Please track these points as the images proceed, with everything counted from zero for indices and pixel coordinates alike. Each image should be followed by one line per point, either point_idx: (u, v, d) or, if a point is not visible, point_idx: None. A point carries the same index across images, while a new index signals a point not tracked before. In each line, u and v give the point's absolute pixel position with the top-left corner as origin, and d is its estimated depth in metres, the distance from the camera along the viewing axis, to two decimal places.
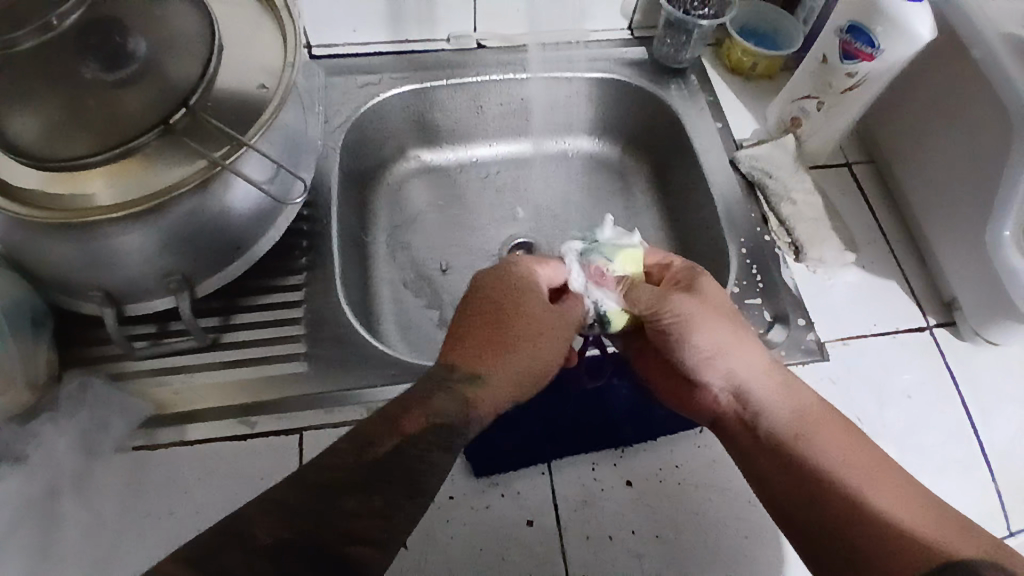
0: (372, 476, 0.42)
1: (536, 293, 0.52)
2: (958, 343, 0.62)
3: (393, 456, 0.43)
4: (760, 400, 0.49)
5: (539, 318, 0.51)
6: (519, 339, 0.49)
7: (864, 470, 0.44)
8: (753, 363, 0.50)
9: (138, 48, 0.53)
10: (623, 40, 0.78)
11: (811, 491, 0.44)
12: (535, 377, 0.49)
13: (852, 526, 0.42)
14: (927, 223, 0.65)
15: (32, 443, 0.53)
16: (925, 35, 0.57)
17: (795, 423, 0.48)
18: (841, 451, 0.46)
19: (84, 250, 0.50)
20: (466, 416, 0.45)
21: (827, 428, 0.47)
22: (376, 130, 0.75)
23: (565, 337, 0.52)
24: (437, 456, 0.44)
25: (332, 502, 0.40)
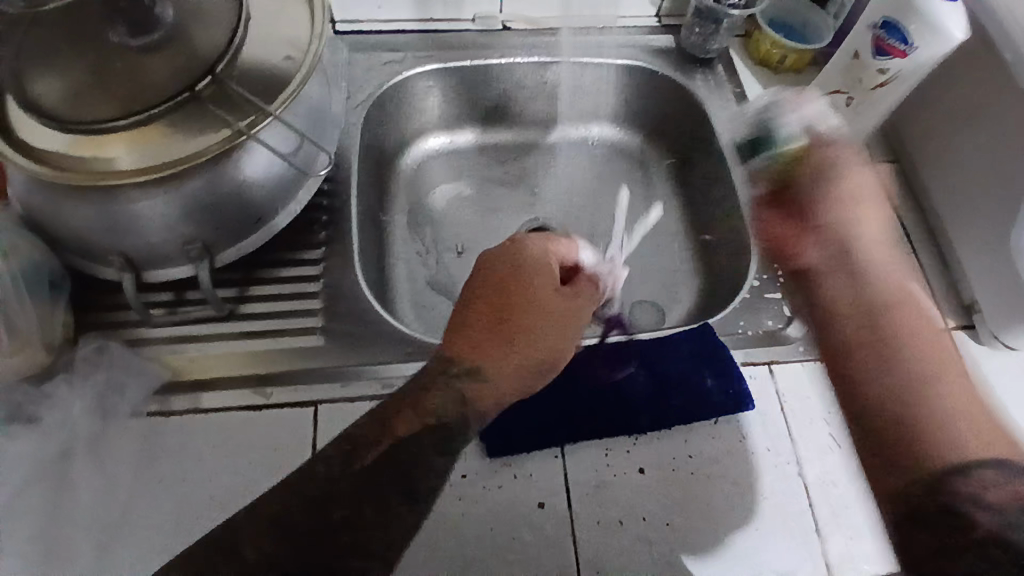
0: (366, 483, 0.44)
1: (546, 281, 0.50)
2: (977, 346, 0.61)
3: (386, 462, 0.45)
4: (867, 256, 0.48)
5: (546, 308, 0.49)
6: (521, 331, 0.48)
7: (936, 345, 0.43)
8: (876, 234, 0.50)
9: (166, 13, 0.53)
10: (651, 27, 0.77)
11: (860, 304, 0.45)
12: (535, 376, 0.49)
13: (877, 357, 0.43)
14: (951, 224, 0.64)
15: (46, 404, 0.53)
16: (958, 36, 0.56)
17: (898, 293, 0.45)
18: (925, 330, 0.43)
19: (105, 212, 0.50)
20: (462, 415, 0.47)
21: (925, 311, 0.44)
22: (398, 109, 0.74)
23: (573, 328, 0.50)
24: (432, 460, 0.46)
25: (323, 512, 0.43)
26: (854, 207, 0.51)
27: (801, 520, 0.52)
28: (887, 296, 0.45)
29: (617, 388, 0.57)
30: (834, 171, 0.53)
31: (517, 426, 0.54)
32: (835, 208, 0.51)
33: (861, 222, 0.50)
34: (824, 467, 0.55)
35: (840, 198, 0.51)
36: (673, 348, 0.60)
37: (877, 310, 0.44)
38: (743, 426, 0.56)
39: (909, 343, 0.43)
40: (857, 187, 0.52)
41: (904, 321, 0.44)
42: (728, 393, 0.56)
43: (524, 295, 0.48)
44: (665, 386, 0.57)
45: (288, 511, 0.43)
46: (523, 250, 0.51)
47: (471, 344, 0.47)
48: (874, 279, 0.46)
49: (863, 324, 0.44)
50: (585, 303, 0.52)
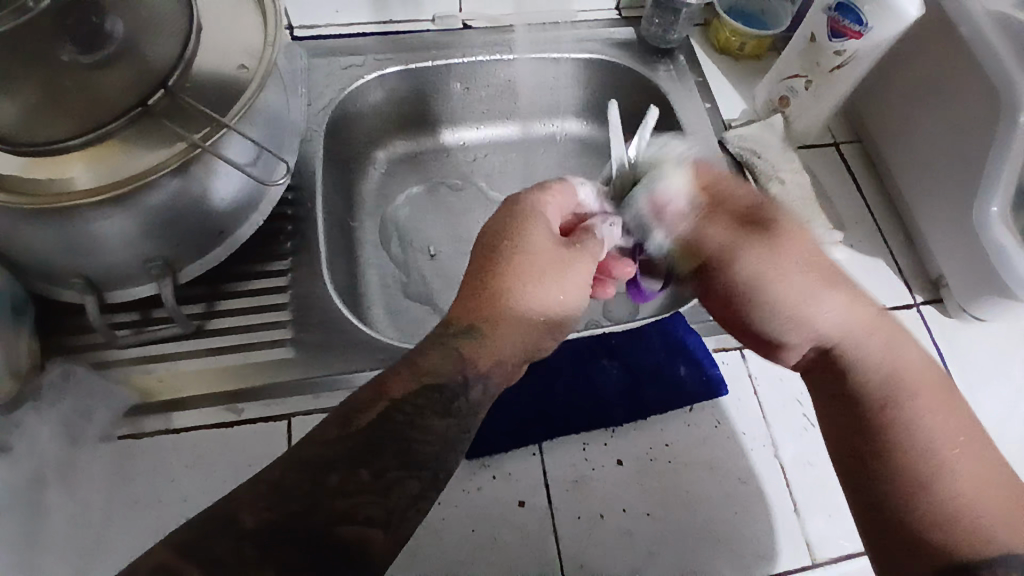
0: (362, 446, 0.39)
1: (542, 233, 0.49)
2: (945, 319, 0.62)
3: (383, 425, 0.40)
4: (856, 353, 0.45)
5: (541, 257, 0.47)
6: (521, 277, 0.46)
7: (954, 435, 0.41)
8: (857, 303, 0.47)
9: (117, 29, 0.52)
10: (611, 21, 0.77)
11: (875, 427, 0.43)
12: (539, 329, 0.46)
13: (900, 480, 0.40)
14: (914, 201, 0.65)
15: (16, 432, 0.52)
16: (912, 12, 0.56)
17: (894, 376, 0.44)
18: (935, 423, 0.42)
19: (62, 234, 0.49)
20: (464, 374, 0.43)
21: (933, 398, 0.43)
22: (361, 114, 0.74)
23: (574, 271, 0.49)
24: (432, 422, 0.41)
25: (318, 479, 0.37)
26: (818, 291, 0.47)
27: (779, 501, 0.53)
28: (893, 393, 0.43)
29: (590, 381, 0.57)
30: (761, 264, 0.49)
31: (493, 426, 0.54)
32: (793, 311, 0.47)
33: (833, 309, 0.46)
34: (800, 447, 0.55)
35: (802, 297, 0.47)
36: (645, 338, 0.60)
37: (886, 420, 0.42)
38: (717, 412, 0.56)
39: (932, 451, 0.41)
40: (806, 266, 0.48)
41: (916, 422, 0.42)
42: (699, 379, 0.57)
43: (518, 241, 0.48)
44: (638, 377, 0.57)
45: (277, 478, 0.37)
46: (520, 209, 0.50)
47: (473, 300, 0.45)
48: (871, 376, 0.44)
49: (880, 451, 0.42)
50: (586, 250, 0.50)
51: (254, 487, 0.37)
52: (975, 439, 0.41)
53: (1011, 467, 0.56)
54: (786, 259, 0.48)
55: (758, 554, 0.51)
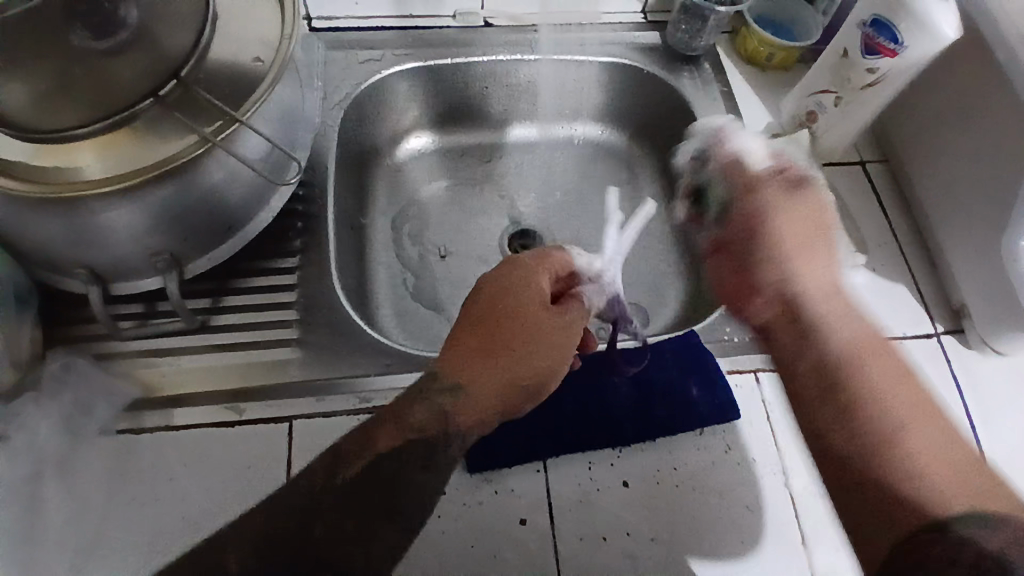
0: (350, 496, 0.42)
1: (538, 297, 0.48)
2: (966, 351, 0.60)
3: (368, 478, 0.42)
4: (813, 312, 0.43)
5: (539, 323, 0.47)
6: (518, 342, 0.45)
7: (914, 405, 0.39)
8: (824, 272, 0.45)
9: (130, 16, 0.51)
10: (636, 24, 0.75)
11: (834, 369, 0.41)
12: (522, 393, 0.46)
13: (856, 429, 0.38)
14: (940, 227, 0.63)
15: (14, 423, 0.51)
16: (950, 34, 0.54)
17: (855, 342, 0.41)
18: (894, 383, 0.39)
19: (68, 225, 0.48)
20: (446, 431, 0.44)
21: (889, 366, 0.40)
22: (377, 109, 0.72)
23: (566, 346, 0.48)
24: (415, 477, 0.43)
25: (303, 528, 0.41)
26: (795, 247, 0.46)
27: (787, 531, 0.52)
28: (853, 352, 0.41)
29: (601, 397, 0.56)
30: (766, 208, 0.49)
31: (499, 439, 0.53)
32: (768, 255, 0.47)
33: (817, 276, 0.45)
34: (813, 476, 0.54)
35: (784, 247, 0.46)
36: (658, 354, 0.59)
37: (847, 376, 0.40)
38: (728, 437, 0.55)
39: (891, 415, 0.38)
40: (795, 213, 0.48)
41: (873, 383, 0.39)
42: (712, 402, 0.55)
43: (518, 305, 0.46)
44: (649, 395, 0.56)
45: (267, 527, 0.41)
46: (518, 265, 0.50)
47: (458, 353, 0.45)
48: (835, 342, 0.42)
49: (843, 397, 0.40)
50: (576, 321, 0.49)
51: (246, 532, 0.41)
52: (932, 411, 0.39)
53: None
54: (783, 207, 0.48)
55: None
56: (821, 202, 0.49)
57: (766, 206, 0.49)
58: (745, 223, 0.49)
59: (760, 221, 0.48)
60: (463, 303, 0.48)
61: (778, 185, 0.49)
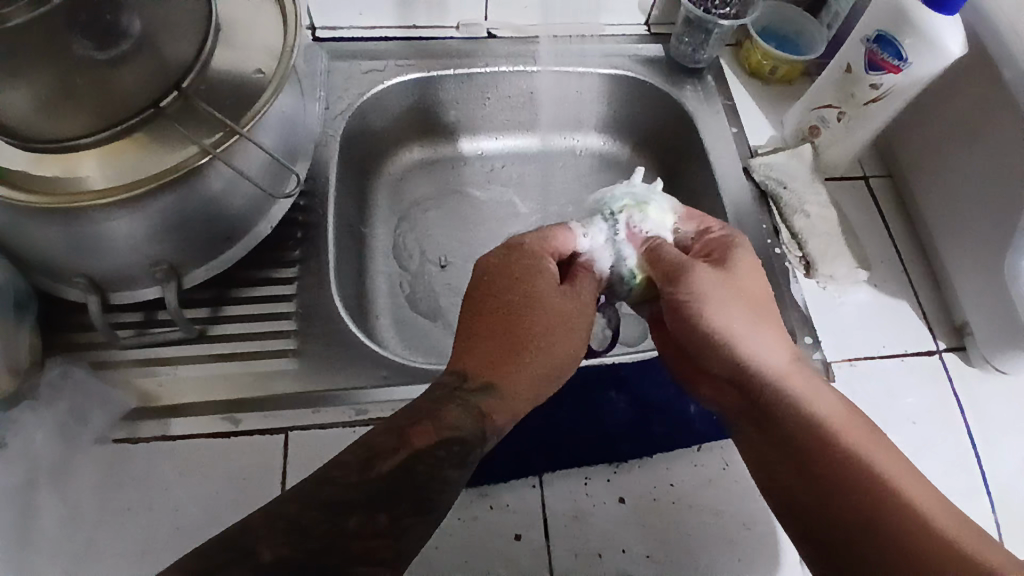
0: (383, 492, 0.39)
1: (546, 281, 0.49)
2: (968, 369, 0.60)
3: (405, 473, 0.40)
4: (783, 400, 0.46)
5: (549, 308, 0.47)
6: (536, 331, 0.47)
7: (886, 467, 0.42)
8: (778, 351, 0.48)
9: (133, 27, 0.51)
10: (639, 36, 0.75)
11: (816, 438, 0.44)
12: (550, 377, 0.47)
13: (841, 496, 0.42)
14: (943, 244, 0.63)
15: (12, 430, 0.51)
16: (955, 52, 0.54)
17: (827, 415, 0.45)
18: (874, 455, 0.43)
19: (67, 234, 0.48)
20: (482, 430, 0.44)
21: (858, 432, 0.44)
22: (379, 119, 0.72)
23: (583, 323, 0.49)
24: (450, 473, 0.42)
25: (336, 520, 0.37)
26: (753, 328, 0.48)
27: (784, 552, 0.51)
28: (827, 423, 0.45)
29: (597, 413, 0.56)
30: (706, 295, 0.48)
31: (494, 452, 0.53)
32: (729, 352, 0.48)
33: (759, 348, 0.48)
34: None
35: (738, 339, 0.47)
36: (656, 369, 0.58)
37: (830, 456, 0.43)
38: (725, 454, 0.55)
39: (862, 472, 0.42)
40: (738, 291, 0.49)
41: (857, 454, 0.43)
42: (710, 419, 0.55)
43: (528, 296, 0.47)
44: (647, 411, 0.56)
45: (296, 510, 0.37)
46: (519, 251, 0.50)
47: (486, 355, 0.46)
48: (809, 416, 0.45)
49: (809, 466, 0.44)
50: (590, 299, 0.50)
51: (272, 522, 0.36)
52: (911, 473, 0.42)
53: None
54: (716, 288, 0.48)
55: None
56: (753, 259, 0.51)
57: (702, 286, 0.48)
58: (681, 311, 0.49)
59: (703, 311, 0.48)
60: (465, 300, 0.49)
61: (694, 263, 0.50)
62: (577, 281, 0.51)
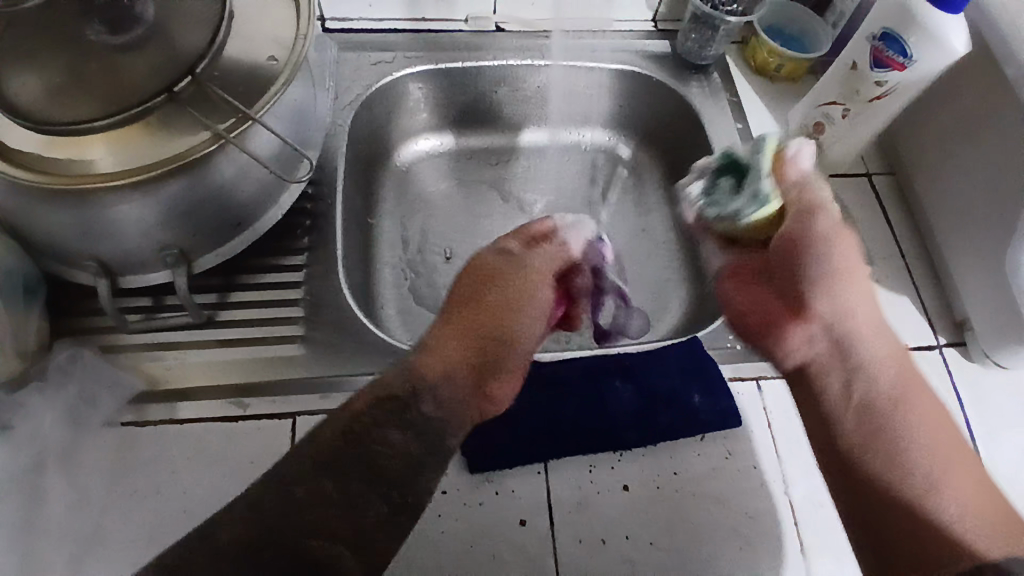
0: (325, 460, 0.43)
1: (488, 255, 0.55)
2: (968, 364, 0.61)
3: (344, 441, 0.43)
4: (865, 347, 0.49)
5: (479, 274, 0.53)
6: (463, 295, 0.52)
7: (940, 444, 0.45)
8: (867, 316, 0.50)
9: (147, 12, 0.51)
10: (647, 32, 0.76)
11: (873, 405, 0.46)
12: (477, 335, 0.50)
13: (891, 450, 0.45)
14: (945, 241, 0.63)
15: (19, 413, 0.51)
16: (960, 50, 0.55)
17: (899, 384, 0.48)
18: (929, 430, 0.45)
19: (79, 217, 0.48)
20: (414, 386, 0.46)
21: (924, 406, 0.47)
22: (387, 110, 0.73)
23: (515, 285, 0.52)
24: (392, 434, 0.44)
25: (286, 495, 0.41)
26: (848, 284, 0.50)
27: (787, 541, 0.52)
28: (898, 390, 0.47)
29: (601, 402, 0.56)
30: (828, 231, 0.50)
31: (500, 439, 0.53)
32: (823, 288, 0.50)
33: (845, 307, 0.49)
34: (812, 485, 0.54)
35: (836, 278, 0.50)
36: (660, 359, 0.59)
37: (890, 410, 0.46)
38: (728, 444, 0.55)
39: (915, 433, 0.45)
40: (842, 255, 0.50)
41: (917, 425, 0.45)
42: (715, 409, 0.55)
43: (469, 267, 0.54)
44: (651, 401, 0.56)
45: (256, 496, 0.41)
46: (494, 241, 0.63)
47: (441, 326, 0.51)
48: (881, 381, 0.47)
49: (868, 432, 0.46)
50: (522, 264, 0.54)
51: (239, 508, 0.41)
52: (959, 448, 0.45)
53: None
54: (832, 240, 0.50)
55: None
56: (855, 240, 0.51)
57: (819, 238, 0.50)
58: (788, 253, 0.51)
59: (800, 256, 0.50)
60: None
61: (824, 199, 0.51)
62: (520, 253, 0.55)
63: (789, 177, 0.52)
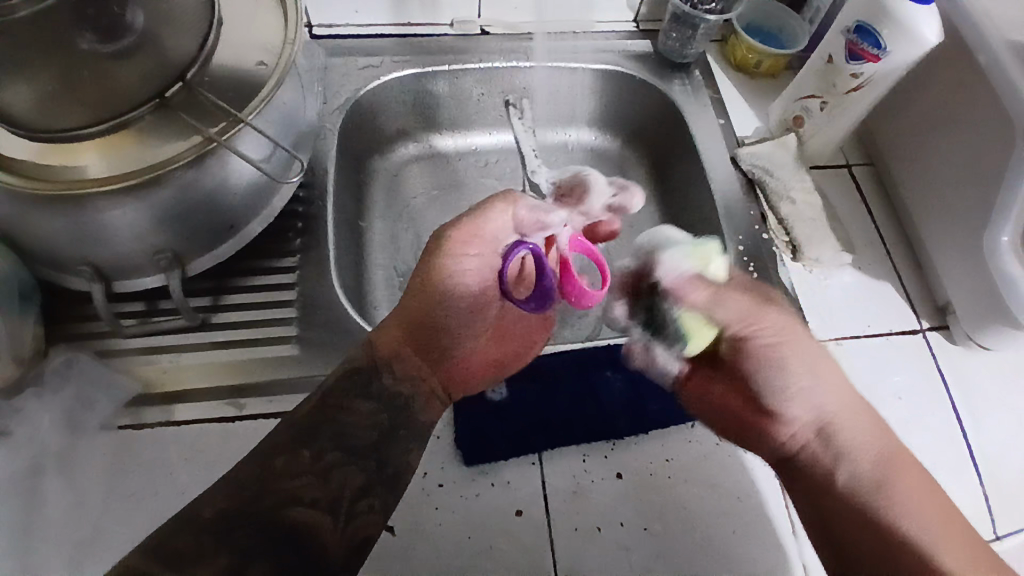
0: (303, 427, 0.46)
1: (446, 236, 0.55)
2: (951, 346, 0.62)
3: (322, 414, 0.47)
4: (847, 434, 0.50)
5: (434, 263, 0.54)
6: (420, 275, 0.54)
7: (929, 512, 0.45)
8: (843, 403, 0.52)
9: (137, 19, 0.51)
10: (628, 32, 0.77)
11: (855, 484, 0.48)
12: (413, 333, 0.52)
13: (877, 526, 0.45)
14: (924, 228, 0.65)
15: (16, 418, 0.52)
16: (932, 39, 0.56)
17: (883, 461, 0.48)
18: (919, 502, 0.46)
19: (72, 223, 0.49)
20: (371, 361, 0.50)
21: (909, 475, 0.48)
22: (375, 114, 0.74)
23: (449, 289, 0.53)
24: (358, 403, 0.48)
25: (265, 463, 0.43)
26: (810, 377, 0.53)
27: (778, 523, 0.53)
28: (881, 467, 0.48)
29: (593, 392, 0.57)
30: (773, 339, 0.55)
31: (495, 432, 0.54)
32: (791, 392, 0.53)
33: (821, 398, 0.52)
34: None
35: (800, 378, 0.53)
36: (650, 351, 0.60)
37: (875, 489, 0.47)
38: None
39: (904, 501, 0.46)
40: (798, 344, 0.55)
41: (903, 499, 0.46)
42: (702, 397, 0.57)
43: (436, 242, 0.55)
44: (642, 389, 0.57)
45: (239, 468, 0.43)
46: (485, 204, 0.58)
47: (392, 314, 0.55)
48: (864, 461, 0.48)
49: (855, 514, 0.46)
50: (460, 259, 0.54)
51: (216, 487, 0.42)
52: (953, 517, 0.46)
53: (1012, 496, 0.56)
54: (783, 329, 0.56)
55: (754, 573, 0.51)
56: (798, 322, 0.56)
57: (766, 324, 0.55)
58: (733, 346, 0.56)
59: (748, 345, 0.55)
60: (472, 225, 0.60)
61: (764, 304, 0.56)
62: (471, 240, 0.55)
63: (687, 298, 0.57)
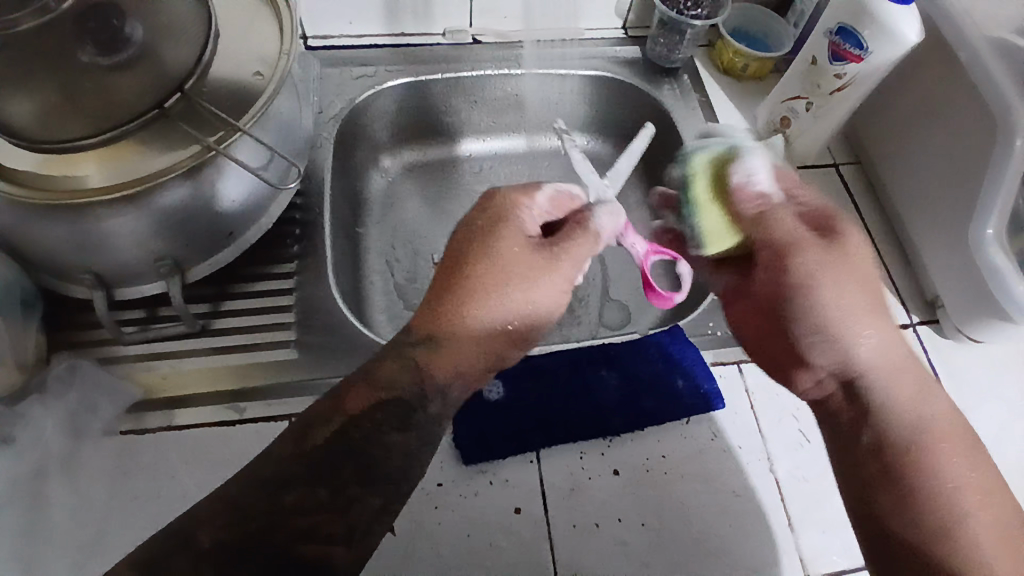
0: (324, 465, 0.43)
1: (520, 247, 0.48)
2: (941, 340, 0.63)
3: (339, 447, 0.43)
4: (881, 391, 0.46)
5: (521, 272, 0.48)
6: (494, 285, 0.47)
7: (965, 486, 0.43)
8: (887, 351, 0.47)
9: (135, 33, 0.53)
10: (617, 39, 0.79)
11: (881, 442, 0.45)
12: (489, 352, 0.48)
13: (908, 490, 0.43)
14: (912, 223, 0.66)
15: (19, 424, 0.52)
16: (912, 37, 0.58)
17: (921, 423, 0.45)
18: (954, 470, 0.44)
19: (76, 232, 0.50)
20: (421, 388, 0.45)
21: (948, 439, 0.45)
22: (370, 123, 0.75)
23: (544, 295, 0.49)
24: (391, 435, 0.44)
25: (274, 495, 0.41)
26: (857, 320, 0.47)
27: (774, 516, 0.53)
28: (915, 433, 0.45)
29: (587, 389, 0.58)
30: (816, 270, 0.48)
31: (493, 431, 0.55)
32: (820, 340, 0.47)
33: (869, 347, 0.47)
34: (795, 465, 0.56)
35: (837, 325, 0.47)
36: (643, 349, 0.61)
37: (906, 454, 0.44)
38: (713, 424, 0.57)
39: (942, 474, 0.44)
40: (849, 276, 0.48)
41: (937, 467, 0.44)
42: (696, 392, 0.58)
43: (491, 253, 0.47)
44: (636, 386, 0.58)
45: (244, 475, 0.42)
46: (506, 201, 0.51)
47: (439, 296, 0.47)
48: (896, 423, 0.45)
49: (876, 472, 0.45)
50: (557, 276, 0.49)
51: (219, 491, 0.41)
52: (991, 489, 0.44)
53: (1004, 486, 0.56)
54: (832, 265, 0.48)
55: (751, 566, 0.52)
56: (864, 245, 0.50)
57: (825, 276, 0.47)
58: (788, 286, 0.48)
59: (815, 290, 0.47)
60: (474, 207, 0.51)
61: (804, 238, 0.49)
62: (557, 251, 0.50)
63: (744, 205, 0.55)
